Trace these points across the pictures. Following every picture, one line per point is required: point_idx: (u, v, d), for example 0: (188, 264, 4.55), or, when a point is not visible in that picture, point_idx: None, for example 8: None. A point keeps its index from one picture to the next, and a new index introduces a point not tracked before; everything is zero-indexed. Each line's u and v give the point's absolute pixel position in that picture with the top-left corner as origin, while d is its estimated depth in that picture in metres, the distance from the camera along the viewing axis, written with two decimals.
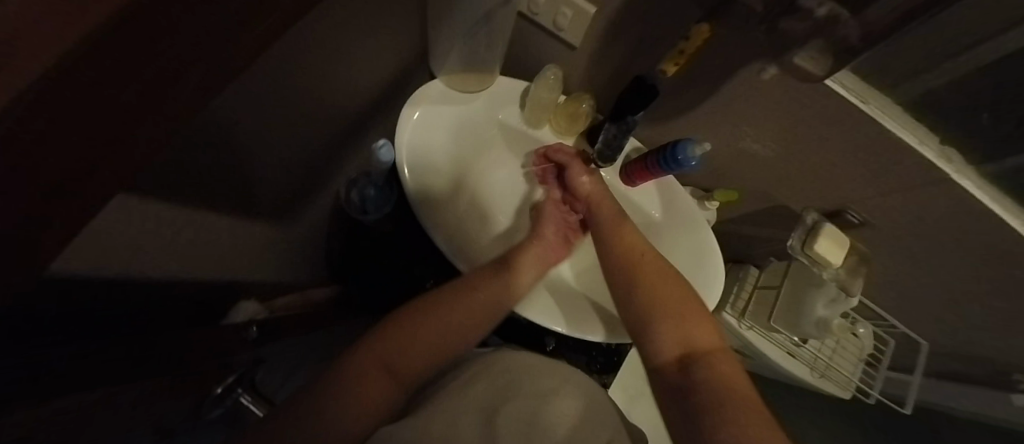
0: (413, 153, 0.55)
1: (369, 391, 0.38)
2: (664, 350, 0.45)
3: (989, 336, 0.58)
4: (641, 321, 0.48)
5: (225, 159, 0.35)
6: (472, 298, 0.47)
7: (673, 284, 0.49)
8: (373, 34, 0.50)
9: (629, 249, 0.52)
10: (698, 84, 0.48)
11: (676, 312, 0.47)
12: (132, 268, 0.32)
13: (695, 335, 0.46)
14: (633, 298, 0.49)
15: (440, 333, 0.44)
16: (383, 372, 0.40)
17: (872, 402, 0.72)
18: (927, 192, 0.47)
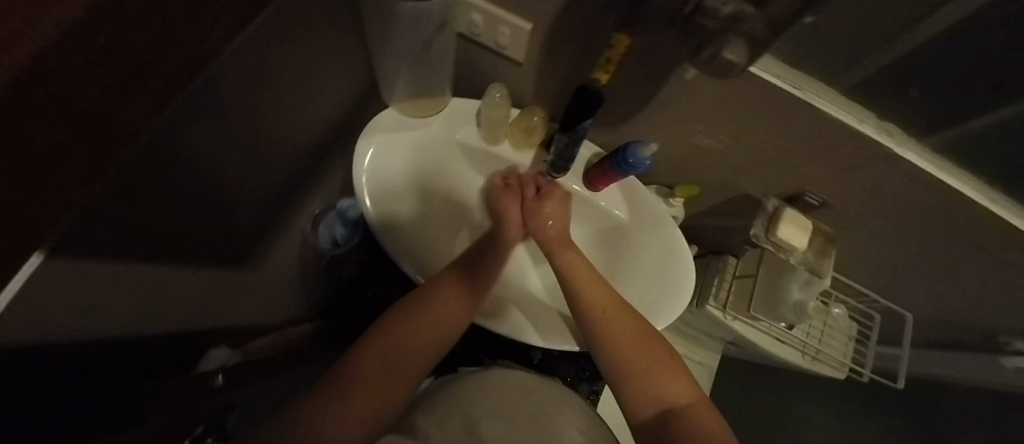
0: (373, 184, 0.56)
1: (353, 405, 0.41)
2: (643, 409, 0.46)
3: (966, 300, 0.59)
4: (618, 379, 0.48)
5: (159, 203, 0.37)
6: (440, 303, 0.48)
7: (645, 338, 0.49)
8: (311, 73, 0.51)
9: (598, 303, 0.51)
10: (641, 88, 0.48)
11: (651, 367, 0.47)
12: (75, 329, 0.33)
13: (671, 389, 0.46)
14: (607, 354, 0.49)
15: (415, 342, 0.46)
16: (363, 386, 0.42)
17: (867, 380, 0.72)
18: (890, 174, 0.45)
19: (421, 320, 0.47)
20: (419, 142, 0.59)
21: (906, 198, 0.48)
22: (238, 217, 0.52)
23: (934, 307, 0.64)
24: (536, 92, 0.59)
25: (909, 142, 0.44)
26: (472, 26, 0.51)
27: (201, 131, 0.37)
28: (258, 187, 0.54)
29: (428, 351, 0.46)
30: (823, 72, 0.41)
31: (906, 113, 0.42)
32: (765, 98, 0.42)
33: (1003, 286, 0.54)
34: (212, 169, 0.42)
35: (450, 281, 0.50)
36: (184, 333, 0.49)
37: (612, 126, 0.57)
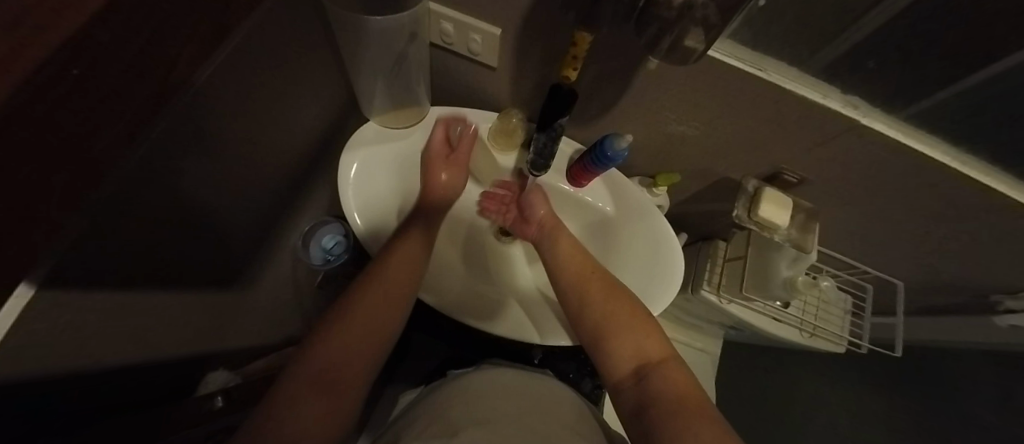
0: (361, 199, 0.56)
1: (308, 407, 0.34)
2: (619, 366, 0.46)
3: (953, 263, 0.60)
4: (593, 340, 0.49)
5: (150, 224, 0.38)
6: (394, 271, 0.46)
7: (622, 299, 0.50)
8: (288, 94, 0.52)
9: (577, 270, 0.54)
10: (610, 82, 0.49)
11: (629, 326, 0.48)
12: (79, 358, 0.35)
13: (645, 345, 0.46)
14: (583, 316, 0.50)
15: (366, 320, 0.42)
16: (318, 384, 0.36)
17: (865, 352, 0.73)
18: (862, 147, 0.46)
19: (374, 290, 0.44)
20: (401, 153, 0.59)
21: (881, 169, 0.48)
22: (224, 241, 0.53)
23: (922, 272, 0.65)
24: (512, 95, 0.60)
25: (876, 113, 0.44)
26: (444, 35, 0.52)
27: (185, 161, 0.38)
28: (244, 209, 0.55)
29: (384, 330, 0.42)
30: (785, 52, 0.42)
31: (873, 86, 0.43)
32: (733, 83, 0.43)
33: (990, 248, 0.54)
34: (197, 197, 0.43)
35: (406, 244, 0.48)
36: (178, 358, 0.50)
37: (589, 121, 0.59)
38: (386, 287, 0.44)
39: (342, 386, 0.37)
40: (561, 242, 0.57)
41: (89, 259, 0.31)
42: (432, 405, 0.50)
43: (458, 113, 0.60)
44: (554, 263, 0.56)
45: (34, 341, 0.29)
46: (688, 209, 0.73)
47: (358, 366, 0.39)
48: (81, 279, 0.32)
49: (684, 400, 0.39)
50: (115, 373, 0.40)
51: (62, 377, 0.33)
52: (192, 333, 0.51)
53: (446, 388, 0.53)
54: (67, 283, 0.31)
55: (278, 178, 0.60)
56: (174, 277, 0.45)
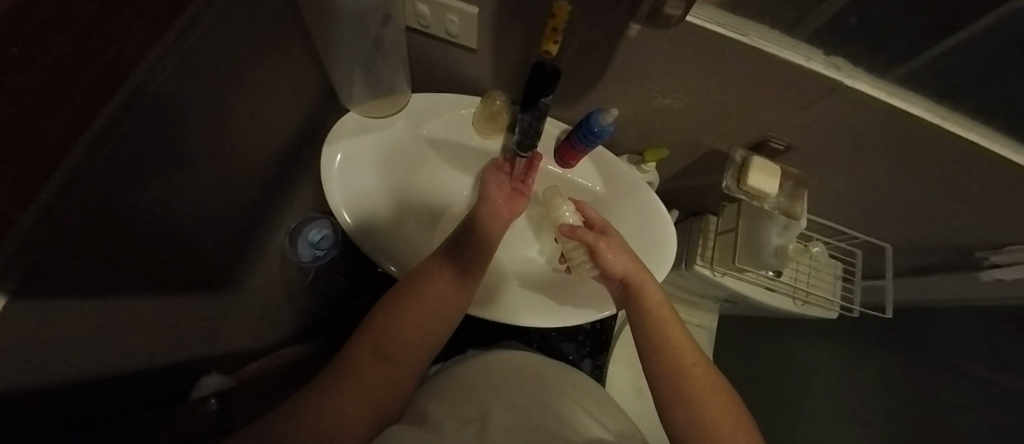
0: (347, 194, 0.55)
1: (361, 381, 0.39)
2: None
3: (941, 223, 0.61)
4: (687, 436, 0.41)
5: (137, 232, 0.38)
6: (438, 294, 0.44)
7: (721, 397, 0.43)
8: (260, 88, 0.50)
9: (674, 354, 0.46)
10: (593, 58, 0.48)
11: (730, 433, 0.40)
12: (70, 369, 0.34)
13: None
14: (677, 405, 0.43)
15: (413, 325, 0.42)
16: (371, 360, 0.40)
17: (857, 316, 0.74)
18: (846, 110, 0.46)
19: (416, 304, 0.43)
20: (385, 143, 0.58)
21: (868, 130, 0.48)
22: (204, 245, 0.51)
23: (910, 232, 0.66)
24: (495, 77, 0.59)
25: (859, 72, 0.44)
26: (420, 17, 0.50)
27: (151, 163, 0.36)
28: (222, 210, 0.53)
29: (432, 337, 0.44)
30: (771, 14, 0.41)
31: (858, 46, 0.42)
32: (718, 50, 0.42)
33: (974, 205, 0.55)
34: (170, 198, 0.42)
35: (438, 266, 0.46)
36: (171, 365, 0.49)
37: (573, 100, 0.58)
38: (431, 301, 0.44)
39: (392, 370, 0.41)
40: (654, 312, 0.49)
41: (66, 267, 0.31)
42: (433, 389, 0.49)
43: (440, 100, 0.60)
44: (643, 336, 0.49)
45: (23, 353, 0.29)
46: (679, 185, 0.73)
47: (409, 354, 0.42)
48: (64, 290, 0.32)
49: None
50: (105, 383, 0.39)
51: (52, 389, 0.33)
52: (183, 340, 0.50)
53: (443, 372, 0.52)
54: (50, 295, 0.30)
55: (256, 176, 0.58)
56: (162, 283, 0.45)
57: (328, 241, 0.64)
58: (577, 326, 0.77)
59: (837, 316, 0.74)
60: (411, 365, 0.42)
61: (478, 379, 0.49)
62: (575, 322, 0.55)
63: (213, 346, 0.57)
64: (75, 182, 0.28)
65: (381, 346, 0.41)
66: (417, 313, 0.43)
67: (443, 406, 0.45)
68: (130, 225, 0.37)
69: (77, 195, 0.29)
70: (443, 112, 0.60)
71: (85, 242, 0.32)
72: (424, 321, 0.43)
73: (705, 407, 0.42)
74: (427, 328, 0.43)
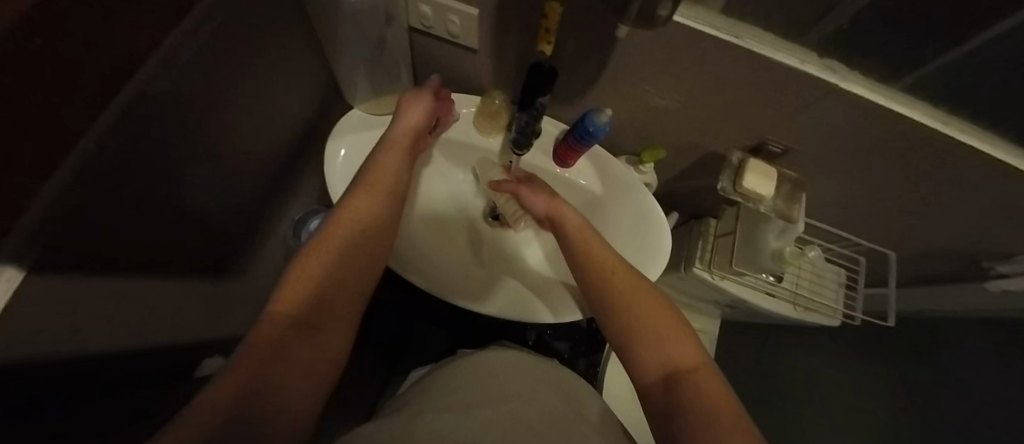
0: (349, 189, 0.56)
1: (299, 353, 0.33)
2: (647, 369, 0.39)
3: (946, 231, 0.60)
4: (618, 337, 0.42)
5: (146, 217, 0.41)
6: (365, 219, 0.44)
7: (645, 295, 0.43)
8: (267, 84, 0.52)
9: (597, 264, 0.47)
10: (588, 58, 0.49)
11: (654, 326, 0.40)
12: (82, 343, 0.36)
13: (678, 352, 0.38)
14: (607, 312, 0.44)
15: (338, 266, 0.39)
16: (303, 333, 0.34)
17: (859, 324, 0.73)
18: (842, 113, 0.46)
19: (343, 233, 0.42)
20: None
21: (867, 134, 0.48)
22: (209, 232, 0.54)
23: (914, 240, 0.65)
24: (494, 77, 0.60)
25: (853, 75, 0.43)
26: (422, 18, 0.52)
27: (157, 148, 0.38)
28: (228, 200, 0.55)
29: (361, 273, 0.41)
30: (765, 17, 0.41)
31: (855, 49, 0.42)
32: (711, 51, 0.42)
33: (981, 213, 0.54)
34: (176, 184, 0.44)
35: (362, 193, 0.45)
36: (175, 347, 0.51)
37: (570, 99, 0.59)
38: (352, 228, 0.42)
39: (325, 328, 0.36)
40: (574, 237, 0.50)
41: (77, 245, 0.33)
42: (428, 385, 0.50)
43: (440, 98, 0.61)
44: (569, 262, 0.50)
45: (34, 324, 0.31)
46: (677, 187, 0.73)
47: (345, 301, 0.39)
48: (75, 268, 0.34)
49: (714, 411, 0.32)
50: (117, 359, 0.41)
51: (68, 359, 0.35)
52: (187, 322, 0.53)
53: (438, 373, 0.53)
54: (62, 270, 0.32)
55: (262, 169, 0.61)
56: (167, 267, 0.47)
57: None
58: (572, 326, 0.77)
59: (839, 324, 0.73)
60: (347, 313, 0.39)
61: (472, 375, 0.50)
62: (567, 319, 0.56)
63: (216, 330, 0.59)
64: (87, 166, 0.30)
65: (309, 309, 0.35)
66: (334, 249, 0.40)
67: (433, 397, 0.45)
68: (139, 210, 0.39)
69: (93, 180, 0.31)
70: (443, 110, 0.61)
71: (97, 221, 0.34)
72: (353, 262, 0.41)
73: (628, 306, 0.43)
74: (356, 262, 0.41)
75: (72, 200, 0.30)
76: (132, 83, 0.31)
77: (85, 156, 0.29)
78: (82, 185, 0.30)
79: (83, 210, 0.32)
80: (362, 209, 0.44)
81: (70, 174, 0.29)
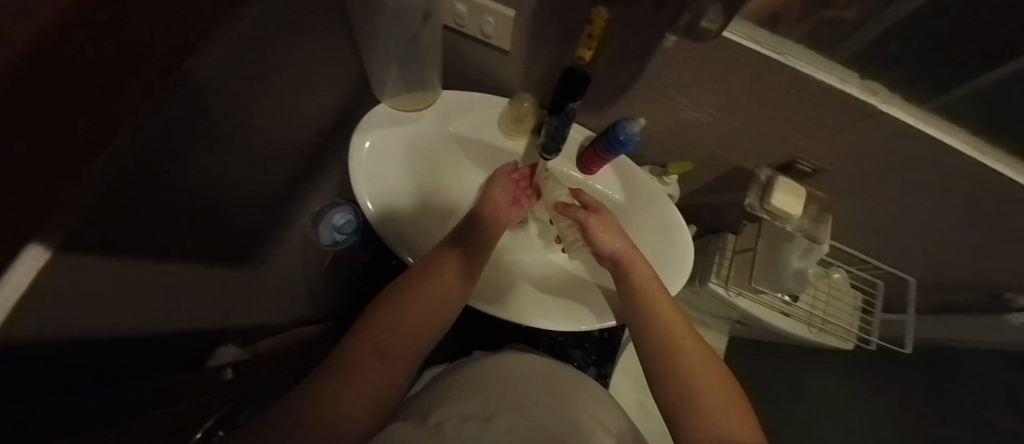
0: (373, 185, 0.56)
1: (367, 381, 0.40)
2: (698, 441, 0.41)
3: (971, 259, 0.59)
4: (672, 402, 0.44)
5: (177, 201, 0.41)
6: (445, 280, 0.47)
7: (708, 368, 0.46)
8: (299, 74, 0.52)
9: (664, 326, 0.49)
10: (624, 67, 0.49)
11: (714, 400, 0.43)
12: (97, 329, 0.36)
13: (738, 434, 0.41)
14: (663, 373, 0.46)
15: (412, 322, 0.44)
16: (375, 363, 0.41)
17: (874, 348, 0.72)
18: (878, 136, 0.45)
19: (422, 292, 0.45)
20: (413, 137, 0.60)
21: (902, 158, 0.47)
22: (233, 219, 0.53)
23: (936, 266, 0.64)
24: (524, 80, 0.60)
25: (896, 99, 0.43)
26: (458, 17, 0.52)
27: (190, 131, 0.37)
28: (253, 188, 0.55)
29: (428, 328, 0.45)
30: (810, 35, 0.41)
31: (898, 72, 0.41)
32: (752, 66, 0.42)
33: (1009, 244, 0.53)
34: (207, 169, 0.43)
35: (447, 258, 0.48)
36: (196, 333, 0.51)
37: (600, 107, 0.59)
38: (438, 300, 0.46)
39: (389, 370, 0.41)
40: (641, 289, 0.51)
41: (110, 226, 0.33)
42: (448, 384, 0.50)
43: (468, 98, 0.61)
44: (632, 313, 0.51)
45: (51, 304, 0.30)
46: (700, 200, 0.73)
47: (411, 350, 0.43)
48: (103, 249, 0.33)
49: None
50: (135, 342, 0.41)
51: (77, 344, 0.34)
52: (203, 309, 0.52)
53: (454, 372, 0.53)
54: (90, 251, 0.32)
55: (287, 159, 0.61)
56: (192, 252, 0.47)
57: (350, 226, 0.65)
58: (584, 334, 0.77)
59: (853, 348, 0.72)
60: (411, 360, 0.43)
61: (487, 374, 0.50)
62: (584, 328, 0.55)
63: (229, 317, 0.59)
64: (125, 144, 0.29)
65: (383, 350, 0.42)
66: (416, 306, 0.44)
67: (449, 398, 0.46)
68: (171, 193, 0.39)
69: (130, 160, 0.31)
70: (471, 110, 0.61)
71: (130, 204, 0.34)
72: (426, 320, 0.45)
73: (690, 372, 0.45)
74: (429, 324, 0.45)
75: (107, 179, 0.29)
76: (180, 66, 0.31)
77: (126, 136, 0.29)
78: (119, 166, 0.30)
79: (117, 190, 0.31)
80: (445, 280, 0.47)
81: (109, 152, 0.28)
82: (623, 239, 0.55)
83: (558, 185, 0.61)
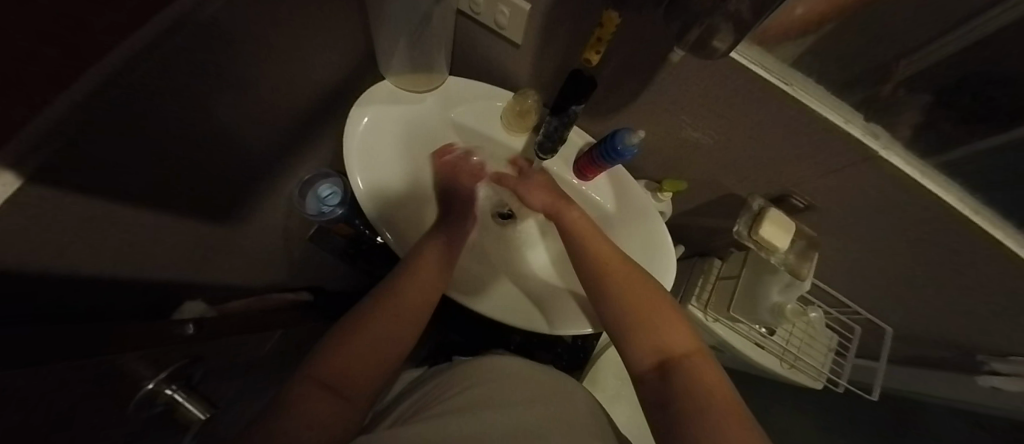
0: (366, 162, 0.55)
1: (335, 399, 0.39)
2: (644, 358, 0.45)
3: (948, 317, 0.60)
4: (620, 331, 0.47)
5: (165, 146, 0.41)
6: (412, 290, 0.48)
7: (643, 286, 0.49)
8: (301, 37, 0.51)
9: (601, 257, 0.52)
10: (631, 76, 0.48)
11: (652, 314, 0.47)
12: (64, 263, 0.35)
13: (673, 340, 0.45)
14: (606, 304, 0.50)
15: (377, 342, 0.44)
16: (343, 380, 0.41)
17: (843, 391, 0.73)
18: (873, 180, 0.45)
19: (386, 304, 0.47)
20: (410, 117, 0.59)
21: (893, 206, 0.47)
22: (218, 175, 0.53)
23: (913, 319, 0.65)
24: (531, 76, 0.59)
25: (898, 146, 0.42)
26: (472, 3, 0.50)
27: (183, 81, 0.37)
28: (243, 146, 0.55)
29: (398, 345, 0.46)
30: (821, 70, 0.40)
31: (903, 120, 0.41)
32: (759, 91, 0.41)
33: (980, 304, 0.54)
34: (200, 118, 0.43)
35: (434, 250, 0.51)
36: (158, 283, 0.51)
37: (603, 114, 0.58)
38: (399, 307, 0.47)
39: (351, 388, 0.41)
40: (578, 228, 0.54)
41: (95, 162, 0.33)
42: (434, 388, 0.50)
43: (472, 87, 0.60)
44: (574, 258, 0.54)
45: (21, 233, 0.30)
46: (691, 221, 0.73)
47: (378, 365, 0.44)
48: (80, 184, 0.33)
49: (707, 392, 0.38)
50: (95, 286, 0.40)
51: (46, 276, 0.34)
52: (171, 260, 0.51)
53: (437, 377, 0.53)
54: (67, 185, 0.32)
55: (279, 120, 0.59)
56: (173, 200, 0.47)
57: (335, 198, 0.65)
58: (557, 339, 0.77)
59: (820, 388, 0.73)
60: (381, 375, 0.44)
61: (471, 373, 0.50)
62: (557, 331, 0.55)
63: (200, 273, 0.59)
64: (113, 84, 0.29)
65: (351, 363, 0.42)
66: (383, 316, 0.46)
67: (441, 400, 0.45)
68: (160, 136, 0.39)
69: (121, 99, 0.31)
70: (474, 100, 0.60)
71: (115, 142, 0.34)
72: (388, 336, 0.45)
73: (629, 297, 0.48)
74: (392, 341, 0.45)
75: (87, 114, 0.29)
76: (170, 11, 0.31)
77: (110, 73, 0.28)
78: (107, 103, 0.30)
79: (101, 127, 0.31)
80: (421, 280, 0.49)
81: (96, 86, 0.28)
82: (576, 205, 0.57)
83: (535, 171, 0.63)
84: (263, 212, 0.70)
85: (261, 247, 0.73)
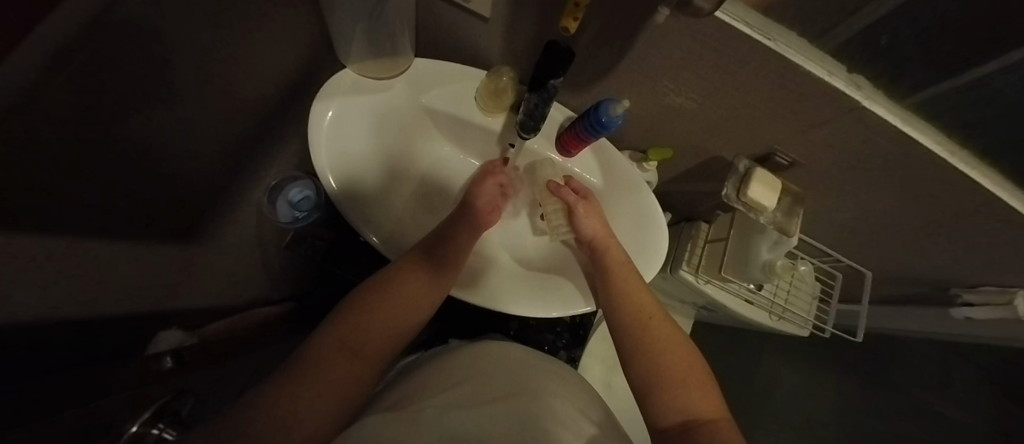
0: (338, 160, 0.51)
1: (334, 376, 0.38)
2: (666, 414, 0.41)
3: (924, 256, 0.63)
4: (644, 379, 0.45)
5: (105, 167, 0.36)
6: (420, 283, 0.47)
7: (678, 345, 0.47)
8: (241, 28, 0.45)
9: (638, 306, 0.51)
10: (610, 44, 0.45)
11: (679, 369, 0.44)
12: (23, 311, 0.32)
13: (701, 403, 0.41)
14: (635, 348, 0.48)
15: (381, 325, 0.43)
16: (346, 357, 0.40)
17: (828, 335, 0.77)
18: (856, 131, 0.45)
19: (393, 293, 0.45)
20: (378, 106, 0.54)
21: (875, 157, 0.48)
22: (177, 191, 0.48)
23: (890, 261, 0.69)
24: (504, 52, 0.56)
25: (879, 96, 0.42)
26: None
27: (113, 92, 0.32)
28: (197, 157, 0.49)
29: (404, 330, 0.45)
30: (805, 22, 0.38)
31: (888, 68, 0.40)
32: (742, 51, 0.39)
33: (954, 243, 0.57)
34: (138, 132, 0.38)
35: (413, 262, 0.48)
36: (129, 315, 0.47)
37: (584, 86, 0.56)
38: (402, 301, 0.45)
39: (358, 365, 0.40)
40: (614, 269, 0.54)
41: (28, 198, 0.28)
42: (422, 376, 0.49)
43: (441, 68, 0.56)
44: (605, 297, 0.53)
45: None
46: (678, 187, 0.74)
47: (379, 346, 0.43)
48: (19, 224, 0.28)
49: None
50: (67, 324, 0.37)
51: (14, 328, 0.30)
52: (135, 291, 0.47)
53: (425, 366, 0.52)
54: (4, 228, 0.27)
55: (233, 124, 0.54)
56: (122, 226, 0.42)
57: (308, 203, 0.63)
58: (557, 318, 0.78)
59: (808, 334, 0.77)
60: (379, 358, 0.43)
61: (459, 363, 0.50)
62: (557, 314, 0.55)
63: (173, 298, 0.55)
64: (31, 106, 0.25)
65: (355, 341, 0.41)
66: (389, 305, 0.44)
67: (432, 389, 0.45)
68: (92, 159, 0.34)
69: (44, 124, 0.27)
70: (445, 83, 0.56)
71: (46, 175, 0.29)
72: (392, 328, 0.44)
73: (658, 346, 0.47)
74: (398, 328, 0.45)
75: (20, 143, 0.25)
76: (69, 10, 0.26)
77: (25, 93, 0.24)
78: (30, 130, 0.26)
79: (24, 160, 0.26)
80: (421, 279, 0.47)
81: (13, 111, 0.23)
82: (600, 218, 0.58)
83: (556, 170, 0.61)
84: (232, 224, 0.66)
85: (235, 260, 0.69)
